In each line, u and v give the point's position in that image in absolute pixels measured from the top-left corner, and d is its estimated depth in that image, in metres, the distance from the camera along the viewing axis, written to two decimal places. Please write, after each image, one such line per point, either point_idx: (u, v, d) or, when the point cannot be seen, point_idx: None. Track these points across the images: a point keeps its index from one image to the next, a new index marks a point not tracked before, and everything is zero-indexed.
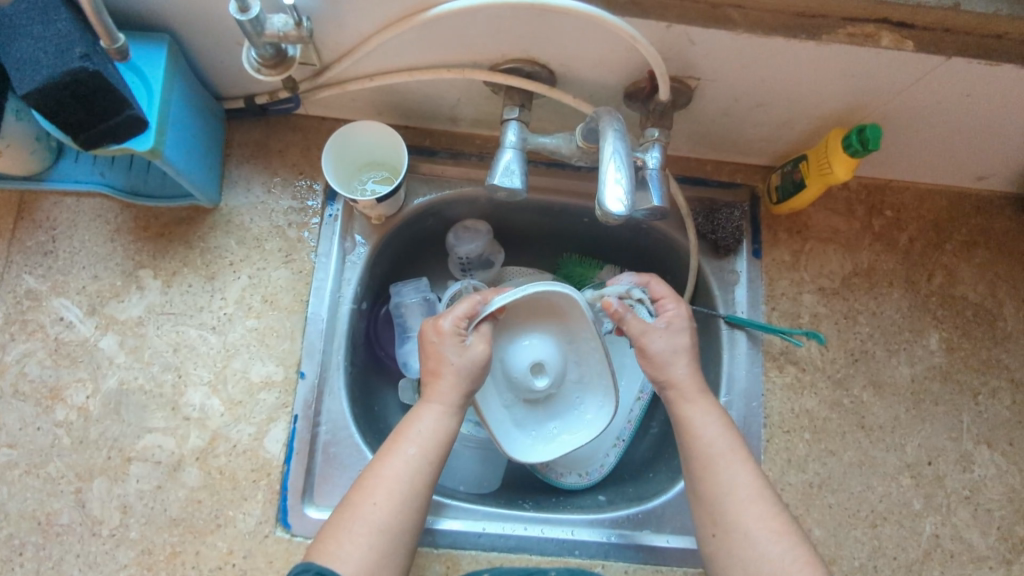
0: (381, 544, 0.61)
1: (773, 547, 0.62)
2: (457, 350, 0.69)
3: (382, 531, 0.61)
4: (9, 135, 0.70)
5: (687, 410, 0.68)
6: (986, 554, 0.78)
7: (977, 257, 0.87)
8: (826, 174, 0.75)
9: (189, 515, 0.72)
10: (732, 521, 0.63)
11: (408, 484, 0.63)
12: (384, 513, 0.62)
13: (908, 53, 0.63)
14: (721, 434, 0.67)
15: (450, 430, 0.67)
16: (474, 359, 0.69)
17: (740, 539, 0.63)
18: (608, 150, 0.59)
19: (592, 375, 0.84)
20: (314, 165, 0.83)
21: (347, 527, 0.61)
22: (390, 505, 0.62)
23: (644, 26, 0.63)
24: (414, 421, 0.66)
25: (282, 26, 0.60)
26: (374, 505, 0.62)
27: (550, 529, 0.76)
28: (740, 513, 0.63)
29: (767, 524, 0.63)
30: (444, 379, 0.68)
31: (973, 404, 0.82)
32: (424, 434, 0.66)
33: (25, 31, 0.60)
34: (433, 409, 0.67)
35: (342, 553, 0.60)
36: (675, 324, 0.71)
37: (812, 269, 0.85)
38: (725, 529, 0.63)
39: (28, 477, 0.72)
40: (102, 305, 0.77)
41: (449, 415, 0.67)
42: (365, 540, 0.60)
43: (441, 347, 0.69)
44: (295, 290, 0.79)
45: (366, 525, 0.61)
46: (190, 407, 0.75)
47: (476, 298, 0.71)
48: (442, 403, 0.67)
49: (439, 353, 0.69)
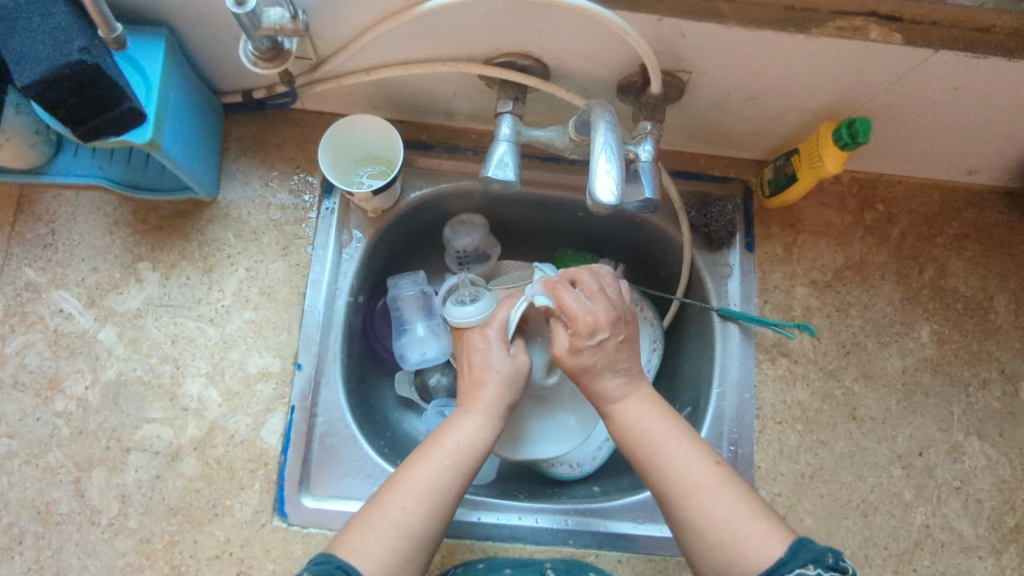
0: (403, 547, 0.60)
1: (723, 534, 0.60)
2: (503, 356, 0.71)
3: (407, 535, 0.61)
4: (8, 129, 0.71)
5: (617, 417, 0.68)
6: (977, 544, 0.79)
7: (968, 250, 0.87)
8: (817, 167, 0.76)
9: (187, 504, 0.73)
10: (682, 510, 0.62)
11: (438, 491, 0.63)
12: (411, 517, 0.61)
13: (895, 46, 0.64)
14: (656, 422, 0.66)
15: (487, 444, 0.67)
16: (518, 366, 0.71)
17: (692, 530, 0.62)
18: (599, 142, 0.60)
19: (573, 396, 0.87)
20: (311, 160, 0.84)
21: (372, 524, 0.61)
22: (419, 511, 0.62)
23: (635, 20, 0.63)
24: (453, 429, 0.67)
25: (279, 20, 0.61)
26: (403, 508, 0.61)
27: (543, 519, 0.77)
28: (691, 498, 0.62)
29: (719, 508, 0.61)
30: (489, 388, 0.69)
31: (964, 396, 0.83)
32: (462, 444, 0.66)
33: (25, 23, 0.60)
34: (473, 419, 0.67)
35: (365, 550, 0.60)
36: (577, 345, 0.68)
37: (804, 262, 0.86)
38: (681, 520, 0.62)
39: (28, 467, 0.73)
40: (101, 297, 0.78)
41: (487, 427, 0.68)
42: (390, 541, 0.60)
43: (487, 354, 0.72)
44: (292, 283, 0.80)
45: (391, 524, 0.61)
46: (188, 398, 0.76)
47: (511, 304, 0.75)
48: (483, 414, 0.68)
49: (485, 361, 0.71)
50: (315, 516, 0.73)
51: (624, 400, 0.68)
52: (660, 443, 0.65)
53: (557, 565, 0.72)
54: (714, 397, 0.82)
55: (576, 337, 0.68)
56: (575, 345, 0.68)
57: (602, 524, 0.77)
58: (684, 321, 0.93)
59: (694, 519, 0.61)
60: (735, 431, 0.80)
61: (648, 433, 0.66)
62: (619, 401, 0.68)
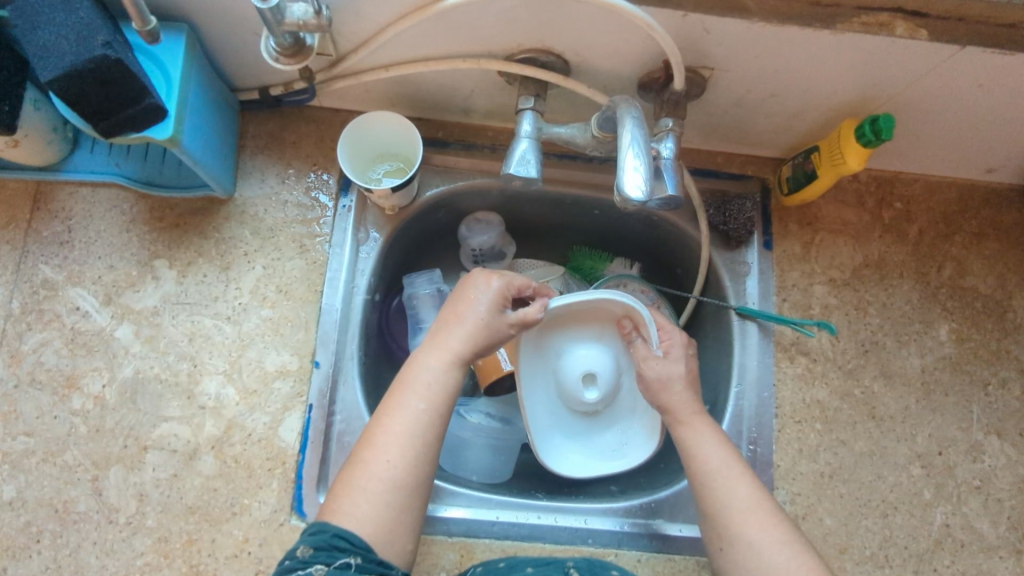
0: (396, 500, 0.61)
1: (778, 556, 0.62)
2: (491, 308, 0.70)
3: (397, 487, 0.61)
4: (27, 125, 0.71)
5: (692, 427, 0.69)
6: (997, 543, 0.78)
7: (986, 249, 0.87)
8: (838, 164, 0.76)
9: (205, 503, 0.73)
10: (736, 534, 0.63)
11: (418, 437, 0.63)
12: (397, 468, 0.62)
13: (921, 42, 0.64)
14: (723, 453, 0.67)
15: (456, 384, 0.67)
16: (498, 322, 0.70)
17: (745, 547, 0.63)
18: (627, 138, 0.60)
19: (629, 412, 0.83)
20: (328, 157, 0.84)
21: (360, 486, 0.61)
22: (403, 461, 0.62)
23: (660, 15, 0.63)
24: (423, 371, 0.66)
25: (302, 15, 0.60)
26: (388, 461, 0.62)
27: (563, 517, 0.76)
28: (744, 524, 0.63)
29: (772, 534, 0.63)
30: (461, 329, 0.69)
31: (983, 395, 0.83)
32: (433, 385, 0.66)
33: (46, 19, 0.60)
34: (440, 358, 0.67)
35: (358, 514, 0.60)
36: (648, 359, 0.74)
37: (823, 260, 0.85)
38: (734, 540, 0.63)
39: (45, 465, 0.73)
40: (117, 294, 0.78)
41: (454, 367, 0.67)
42: (383, 498, 0.61)
43: (478, 295, 0.70)
44: (309, 281, 0.80)
45: (380, 481, 0.61)
46: (205, 397, 0.75)
47: (531, 282, 0.75)
48: (449, 353, 0.68)
49: (471, 300, 0.70)
50: None
51: (696, 418, 0.70)
52: (726, 466, 0.67)
53: (579, 562, 0.71)
54: (733, 396, 0.81)
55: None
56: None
57: (621, 522, 0.77)
58: (701, 320, 0.93)
59: (748, 545, 0.63)
60: (754, 429, 0.80)
61: (714, 457, 0.67)
62: (692, 417, 0.70)
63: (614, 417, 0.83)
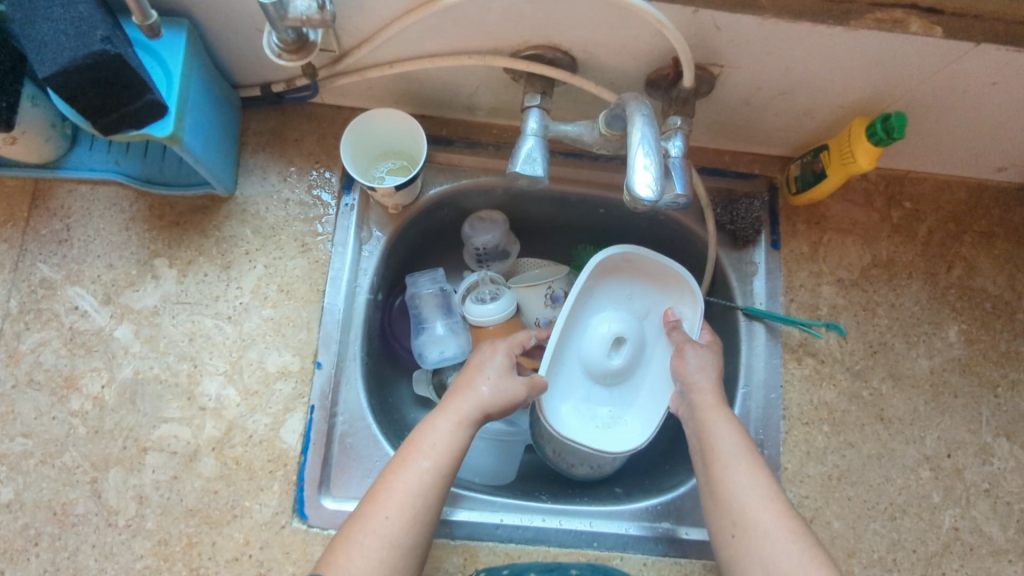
0: (392, 558, 0.60)
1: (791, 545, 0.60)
2: (499, 367, 0.71)
3: (393, 545, 0.60)
4: (24, 122, 0.70)
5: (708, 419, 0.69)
6: (1006, 547, 0.77)
7: (996, 249, 0.86)
8: (848, 163, 0.74)
9: (206, 505, 0.72)
10: (750, 521, 0.62)
11: (420, 498, 0.62)
12: (395, 527, 0.61)
13: (936, 39, 0.63)
14: (737, 444, 0.67)
15: (463, 447, 0.66)
16: (506, 383, 0.70)
17: (756, 535, 0.61)
18: (637, 136, 0.58)
19: (630, 401, 0.82)
20: (330, 154, 0.83)
21: (356, 540, 0.60)
22: (402, 521, 0.61)
23: (671, 11, 0.62)
24: (429, 433, 0.66)
25: (305, 10, 0.59)
26: (385, 518, 0.61)
27: (567, 520, 0.76)
28: (758, 513, 0.62)
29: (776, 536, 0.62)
30: (470, 391, 0.69)
31: (992, 397, 0.82)
32: (439, 447, 0.65)
33: (45, 13, 0.59)
34: (448, 420, 0.67)
35: (351, 568, 0.59)
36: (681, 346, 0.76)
37: (831, 260, 0.84)
38: (746, 529, 0.62)
39: (43, 467, 0.72)
40: (116, 294, 0.77)
41: (462, 430, 0.67)
42: (377, 554, 0.59)
43: (486, 359, 0.72)
44: (311, 280, 0.79)
45: (376, 537, 0.60)
46: (205, 398, 0.74)
47: (533, 335, 0.76)
48: (455, 415, 0.67)
49: (481, 365, 0.72)
50: (337, 518, 0.72)
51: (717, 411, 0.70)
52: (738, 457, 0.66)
53: (582, 567, 0.72)
54: (740, 397, 0.81)
55: (686, 342, 0.76)
56: (683, 350, 0.76)
57: (626, 526, 0.76)
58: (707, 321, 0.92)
59: (760, 534, 0.61)
60: (762, 431, 0.79)
61: (729, 451, 0.66)
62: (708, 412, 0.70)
63: (615, 398, 0.82)
